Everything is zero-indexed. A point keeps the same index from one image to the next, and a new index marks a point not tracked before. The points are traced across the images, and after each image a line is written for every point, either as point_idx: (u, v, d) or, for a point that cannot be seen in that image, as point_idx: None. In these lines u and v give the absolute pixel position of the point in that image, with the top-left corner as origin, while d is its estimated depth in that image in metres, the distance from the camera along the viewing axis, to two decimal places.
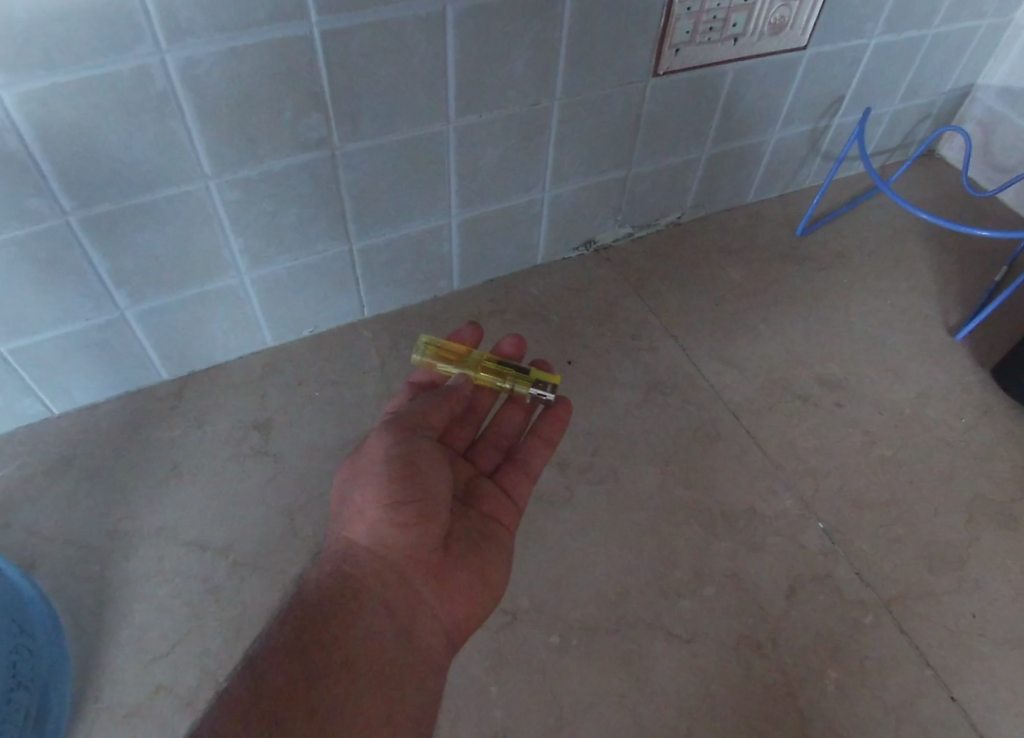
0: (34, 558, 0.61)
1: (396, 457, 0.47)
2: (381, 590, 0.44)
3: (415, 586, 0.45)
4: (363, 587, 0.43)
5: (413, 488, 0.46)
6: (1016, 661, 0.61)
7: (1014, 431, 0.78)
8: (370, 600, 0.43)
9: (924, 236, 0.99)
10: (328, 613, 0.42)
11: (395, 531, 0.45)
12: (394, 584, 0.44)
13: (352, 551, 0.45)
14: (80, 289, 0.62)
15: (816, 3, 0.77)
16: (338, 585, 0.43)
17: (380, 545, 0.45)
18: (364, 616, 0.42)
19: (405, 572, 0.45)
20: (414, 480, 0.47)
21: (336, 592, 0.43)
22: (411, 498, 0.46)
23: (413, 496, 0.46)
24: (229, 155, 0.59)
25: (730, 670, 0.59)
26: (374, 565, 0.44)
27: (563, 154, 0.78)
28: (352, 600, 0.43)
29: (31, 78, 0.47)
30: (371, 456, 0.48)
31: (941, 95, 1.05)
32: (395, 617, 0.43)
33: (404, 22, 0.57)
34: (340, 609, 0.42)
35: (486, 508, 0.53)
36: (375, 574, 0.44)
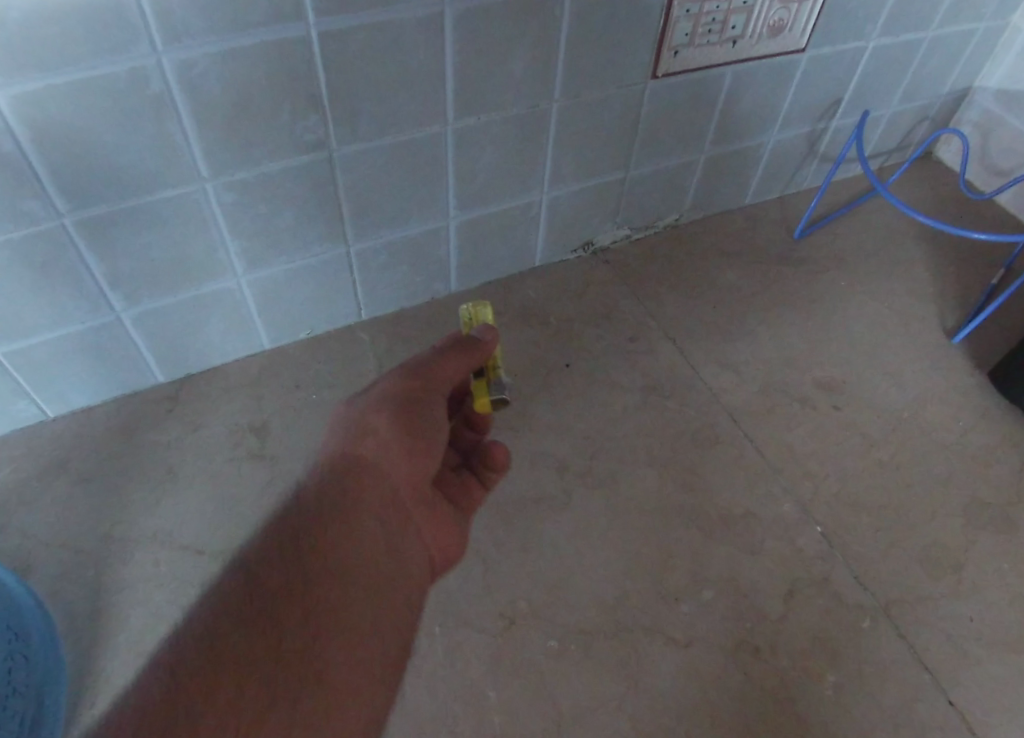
0: (28, 563, 0.61)
1: (418, 396, 0.45)
2: (383, 510, 0.39)
3: (410, 514, 0.41)
4: (364, 503, 0.38)
5: (428, 423, 0.44)
6: (1012, 664, 0.61)
7: (1011, 434, 0.78)
8: (372, 518, 0.38)
9: (922, 239, 0.99)
10: (326, 522, 0.36)
11: (403, 459, 0.42)
12: (395, 507, 0.40)
13: (356, 466, 0.40)
14: (75, 291, 0.61)
15: (815, 5, 0.77)
16: (338, 494, 0.38)
17: (386, 468, 0.41)
18: (365, 529, 0.37)
19: (405, 501, 0.41)
20: (431, 417, 0.44)
21: (332, 503, 0.38)
22: (423, 434, 0.43)
23: (426, 433, 0.43)
24: (226, 157, 0.58)
25: (729, 674, 0.59)
26: (378, 485, 0.40)
27: (562, 156, 0.78)
28: (353, 515, 0.38)
29: (25, 79, 0.47)
30: (387, 390, 0.45)
31: (939, 97, 1.05)
32: (393, 539, 0.39)
33: (402, 24, 0.56)
34: (339, 519, 0.37)
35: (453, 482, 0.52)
36: (376, 492, 0.39)
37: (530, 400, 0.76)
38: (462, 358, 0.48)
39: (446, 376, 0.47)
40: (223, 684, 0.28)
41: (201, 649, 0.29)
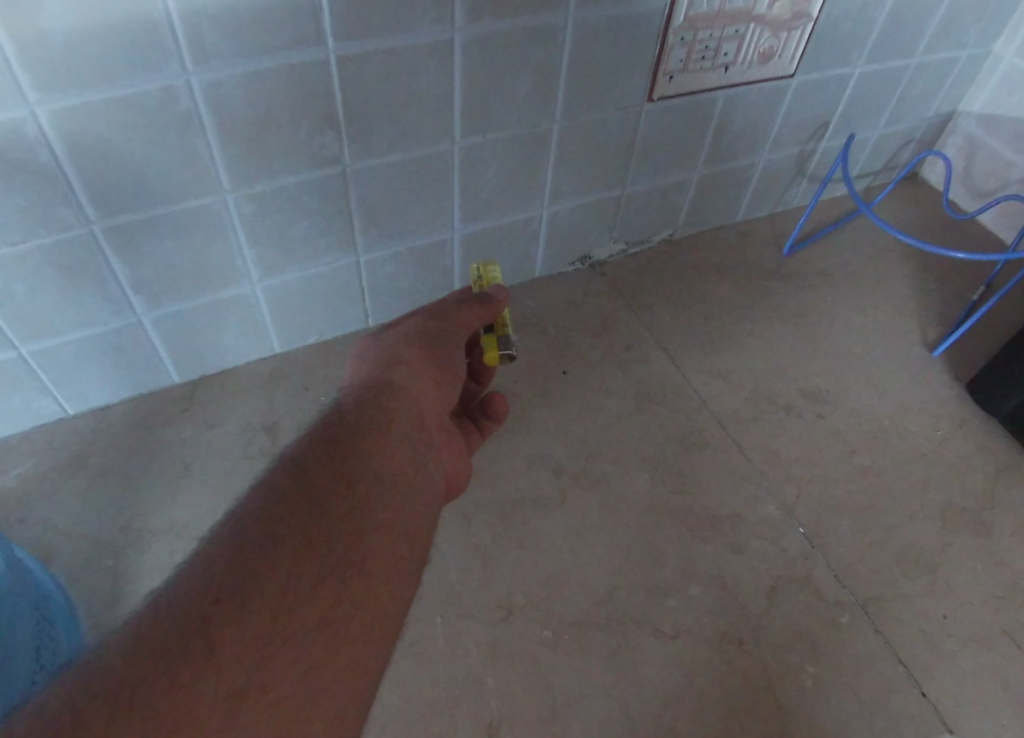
0: (49, 551, 0.64)
1: (441, 335, 0.48)
2: (410, 427, 0.42)
3: (433, 434, 0.44)
4: (393, 420, 0.41)
5: (451, 358, 0.47)
6: (982, 659, 0.65)
7: (986, 443, 0.82)
8: (401, 433, 0.40)
9: (906, 257, 1.03)
10: (360, 434, 0.39)
11: (427, 389, 0.45)
12: (421, 426, 0.43)
13: (385, 391, 0.43)
14: (100, 294, 0.65)
15: (803, 34, 0.82)
16: (375, 408, 0.41)
17: (410, 394, 0.44)
18: (396, 441, 0.40)
19: (428, 422, 0.44)
20: (453, 354, 0.48)
21: (363, 419, 0.40)
22: (443, 370, 0.46)
23: (445, 367, 0.46)
24: (246, 170, 0.62)
25: (714, 664, 0.62)
26: (405, 407, 0.42)
27: (562, 173, 0.82)
28: (383, 428, 0.40)
29: (64, 95, 0.50)
30: (412, 329, 0.48)
31: (923, 121, 1.10)
32: (419, 451, 0.41)
33: (415, 49, 0.61)
34: (371, 431, 0.39)
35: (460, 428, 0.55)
36: (407, 412, 0.42)
37: (528, 405, 0.79)
38: (477, 310, 0.50)
39: (464, 325, 0.50)
40: (277, 565, 0.31)
41: (254, 536, 0.32)
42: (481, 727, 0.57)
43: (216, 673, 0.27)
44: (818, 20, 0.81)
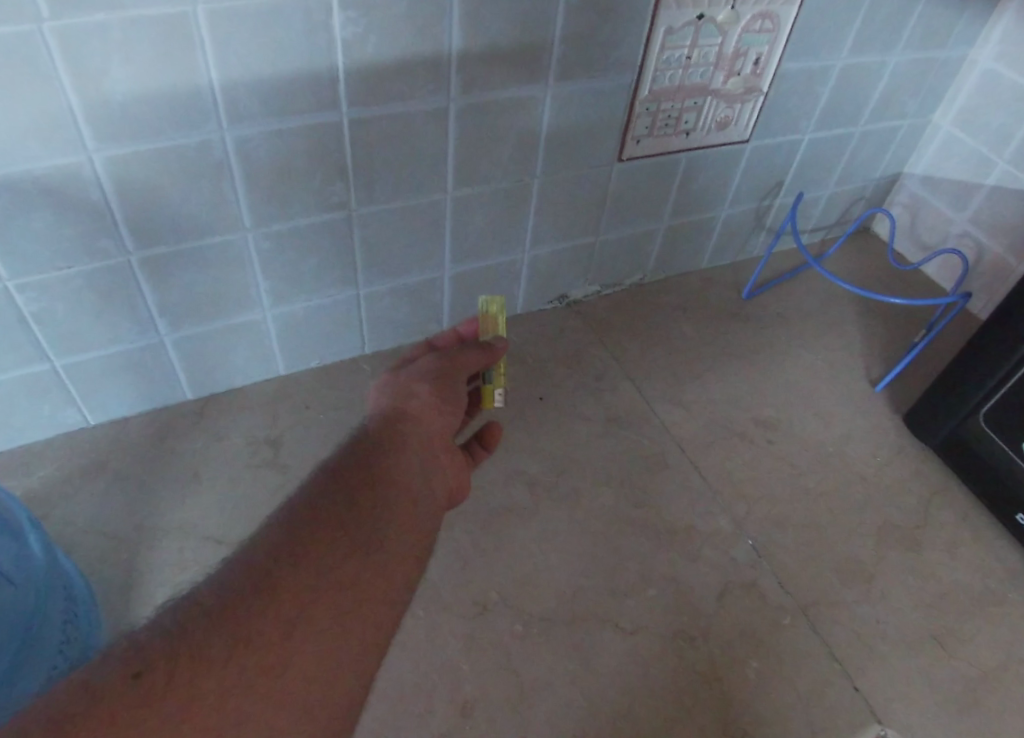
0: (70, 544, 0.71)
1: (448, 374, 0.52)
2: (422, 447, 0.47)
3: (440, 452, 0.48)
4: (407, 440, 0.46)
5: (455, 394, 0.51)
6: (909, 659, 0.72)
7: (920, 469, 0.91)
8: (412, 451, 0.46)
9: (854, 302, 1.14)
10: (380, 451, 0.44)
11: (436, 418, 0.49)
12: (431, 448, 0.47)
13: (400, 415, 0.48)
14: (130, 316, 0.73)
15: (754, 106, 0.94)
16: (392, 430, 0.46)
17: (423, 418, 0.48)
18: (408, 458, 0.45)
19: (437, 441, 0.48)
20: (457, 389, 0.52)
21: (381, 438, 0.45)
22: (451, 399, 0.51)
23: (453, 395, 0.51)
24: (266, 212, 0.72)
25: (667, 658, 0.69)
26: (418, 431, 0.47)
27: (542, 221, 0.92)
28: (398, 446, 0.45)
29: (118, 145, 0.60)
30: (426, 367, 0.53)
31: (870, 181, 1.22)
32: (427, 467, 0.46)
33: (416, 115, 0.71)
34: (389, 448, 0.45)
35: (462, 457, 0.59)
36: (419, 434, 0.47)
37: (507, 426, 0.88)
38: (478, 354, 0.55)
39: (470, 365, 0.54)
40: (310, 554, 0.37)
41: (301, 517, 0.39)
42: (455, 708, 0.64)
43: (266, 622, 0.34)
44: (768, 94, 0.93)
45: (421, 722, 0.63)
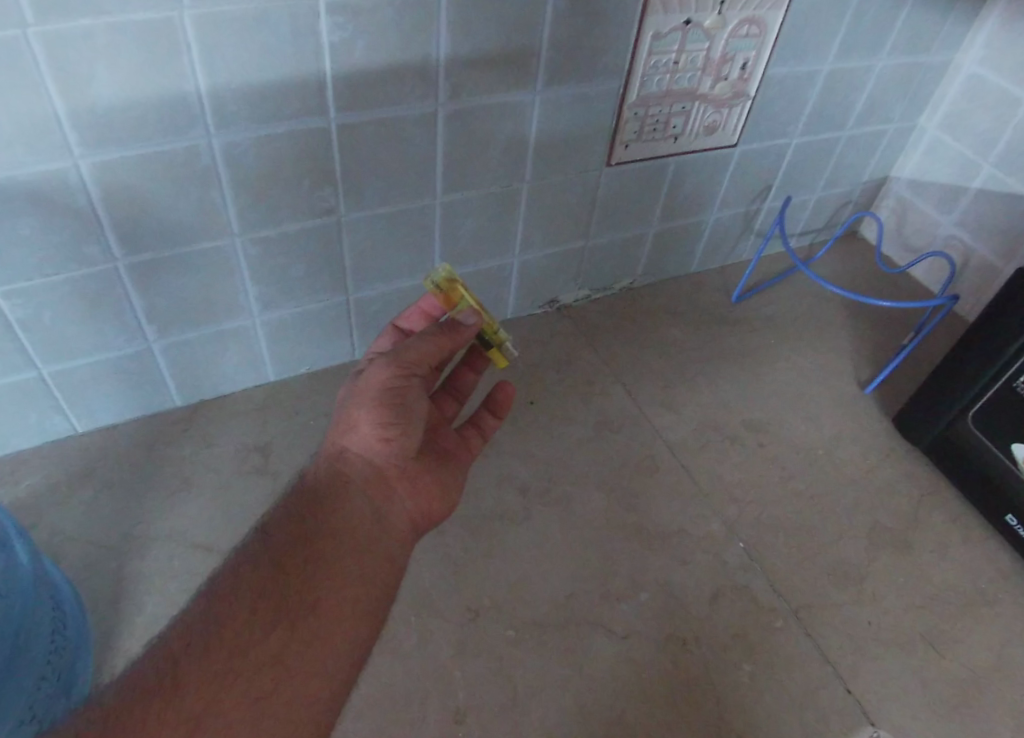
0: (57, 553, 0.70)
1: (393, 388, 0.49)
2: (364, 490, 0.46)
3: (386, 486, 0.48)
4: (347, 486, 0.46)
5: (405, 414, 0.49)
6: (901, 660, 0.72)
7: (910, 471, 0.91)
8: (354, 498, 0.46)
9: (843, 305, 1.15)
10: (319, 503, 0.44)
11: (379, 451, 0.48)
12: (375, 486, 0.47)
13: (341, 456, 0.47)
14: (118, 322, 0.73)
15: (742, 111, 0.94)
16: (329, 476, 0.46)
17: (367, 454, 0.48)
18: (350, 508, 0.45)
19: (385, 476, 0.48)
20: (406, 407, 0.49)
21: (322, 487, 0.45)
22: (402, 417, 0.49)
23: (402, 415, 0.48)
24: (254, 218, 0.72)
25: (660, 662, 0.69)
26: (361, 470, 0.47)
27: (532, 225, 0.92)
28: (340, 496, 0.45)
29: (104, 151, 0.59)
30: (371, 383, 0.49)
31: (858, 185, 1.23)
32: (374, 512, 0.46)
33: (405, 120, 0.71)
34: (328, 500, 0.45)
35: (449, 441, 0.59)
36: (361, 472, 0.47)
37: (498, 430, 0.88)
38: (433, 344, 0.51)
39: (423, 355, 0.51)
40: (228, 631, 0.37)
41: (223, 589, 0.39)
42: (447, 715, 0.63)
43: (176, 711, 0.33)
44: (755, 99, 0.94)
45: (413, 730, 0.62)
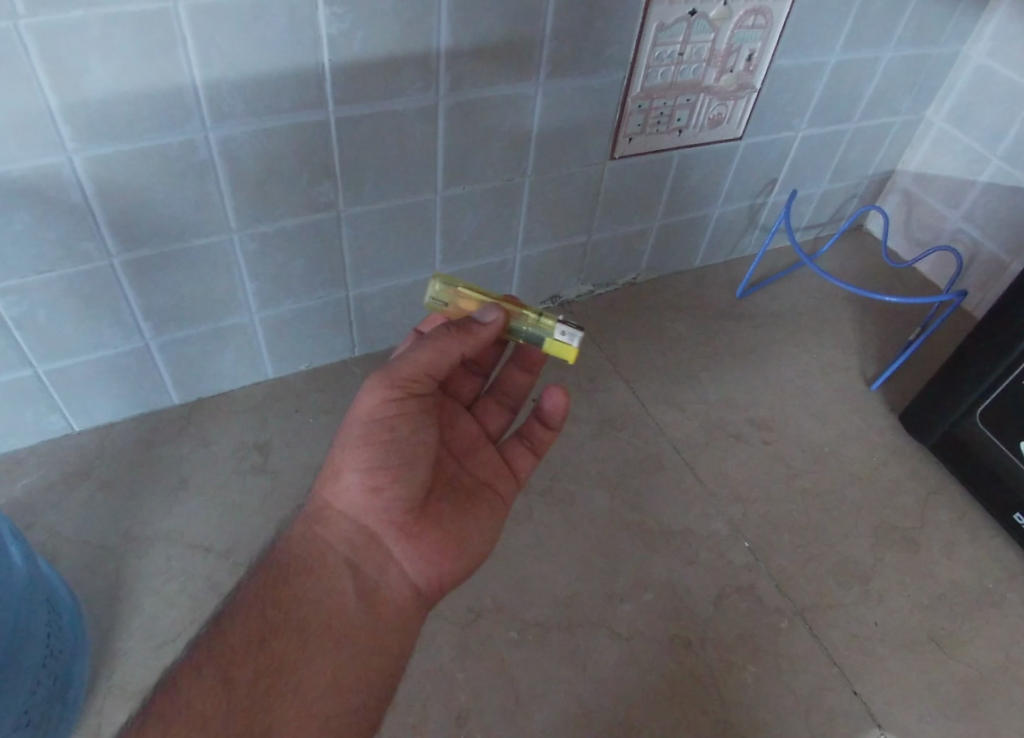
0: (54, 554, 0.70)
1: (377, 420, 0.47)
2: (347, 552, 0.48)
3: (372, 548, 0.49)
4: (330, 547, 0.48)
5: (392, 455, 0.47)
6: (908, 661, 0.72)
7: (916, 468, 0.90)
8: (335, 560, 0.47)
9: (848, 300, 1.13)
10: (301, 567, 0.47)
11: (366, 502, 0.48)
12: (355, 552, 0.48)
13: (328, 509, 0.49)
14: (114, 320, 0.72)
15: (747, 103, 0.93)
16: (305, 542, 0.48)
17: (354, 510, 0.48)
18: (330, 575, 0.47)
19: (375, 533, 0.49)
20: (392, 446, 0.47)
21: (305, 548, 0.48)
22: (387, 463, 0.47)
23: (393, 461, 0.48)
24: (252, 214, 0.70)
25: (664, 663, 0.68)
26: (347, 528, 0.48)
27: (533, 220, 0.91)
28: (321, 560, 0.47)
29: (97, 146, 0.58)
30: (365, 412, 0.48)
31: (864, 178, 1.21)
32: (361, 577, 0.48)
33: (405, 113, 0.70)
34: (309, 564, 0.47)
35: (481, 471, 0.57)
36: (341, 536, 0.48)
37: None
38: (429, 352, 0.47)
39: (422, 368, 0.47)
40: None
41: (167, 700, 0.38)
42: (450, 718, 0.63)
43: None
44: (760, 91, 0.92)
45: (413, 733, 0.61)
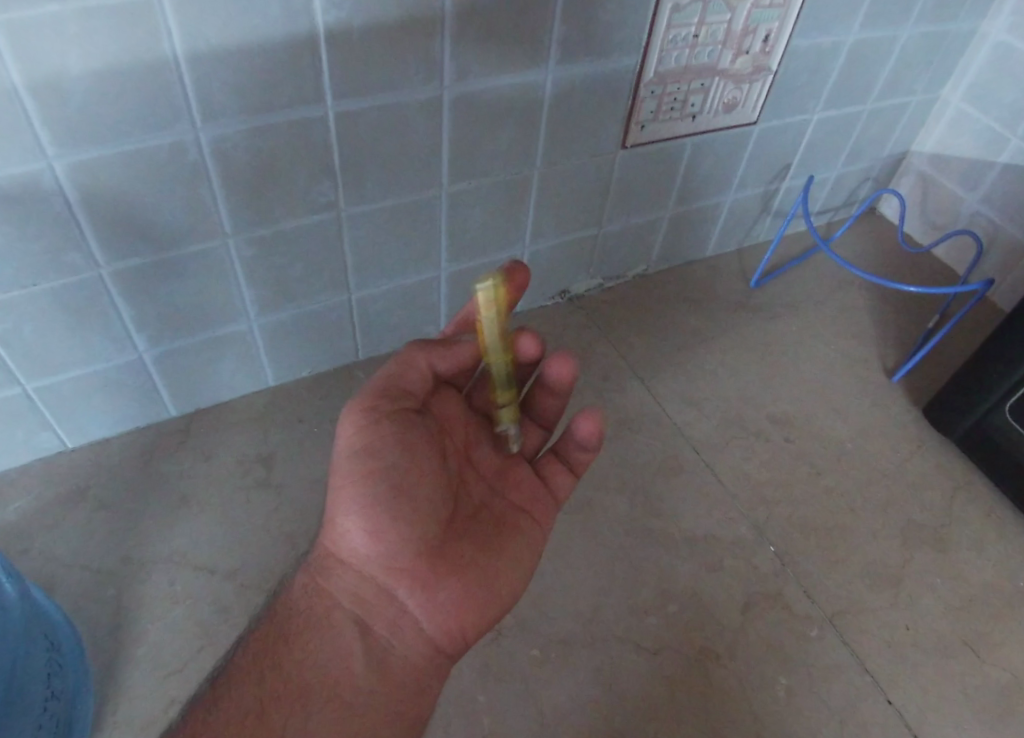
0: (52, 582, 0.66)
1: (374, 453, 0.45)
2: (353, 606, 0.45)
3: (381, 604, 0.46)
4: (335, 601, 0.45)
5: (393, 496, 0.44)
6: (943, 668, 0.69)
7: (943, 463, 0.87)
8: (342, 615, 0.45)
9: (865, 288, 1.10)
10: (304, 624, 0.44)
11: (371, 550, 0.45)
12: (359, 609, 0.45)
13: (331, 560, 0.46)
14: (105, 333, 0.68)
15: (763, 86, 0.88)
16: (309, 599, 0.46)
17: (356, 559, 0.45)
18: (337, 633, 0.45)
19: (385, 585, 0.46)
20: (393, 486, 0.44)
21: (308, 604, 0.45)
22: (388, 506, 0.44)
23: (387, 502, 0.44)
24: (248, 217, 0.66)
25: (691, 678, 0.66)
26: (352, 578, 0.46)
27: (542, 214, 0.87)
28: (326, 616, 0.45)
29: (79, 151, 0.54)
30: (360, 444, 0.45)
31: (879, 160, 1.17)
32: (368, 636, 0.45)
33: (407, 105, 0.66)
34: (313, 620, 0.45)
35: (517, 496, 0.54)
36: (345, 591, 0.46)
37: None
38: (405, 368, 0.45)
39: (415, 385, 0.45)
40: None
41: None
42: None
43: None
44: (777, 73, 0.88)
45: None
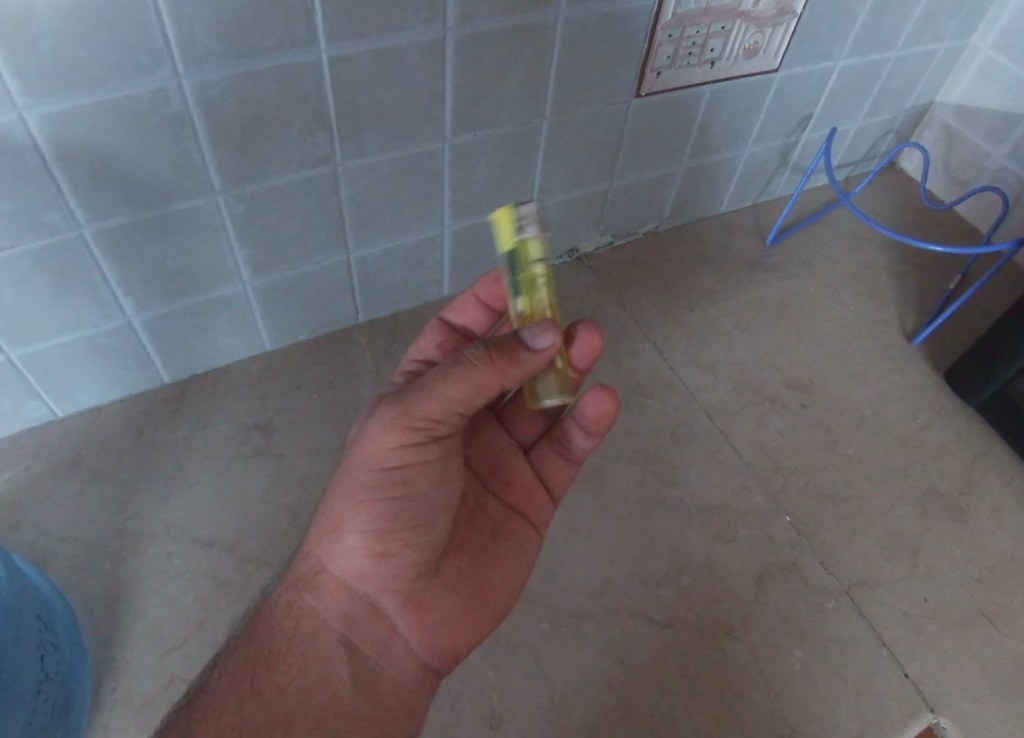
0: (44, 557, 0.64)
1: (386, 470, 0.42)
2: (343, 625, 0.45)
3: (377, 622, 0.45)
4: (323, 621, 0.44)
5: (401, 519, 0.43)
6: (961, 640, 0.68)
7: (964, 429, 0.85)
8: (329, 635, 0.44)
9: (885, 247, 1.05)
10: (286, 647, 0.44)
11: (371, 570, 0.44)
12: (350, 627, 0.45)
13: (323, 577, 0.45)
14: (91, 298, 0.64)
15: (787, 30, 0.82)
16: (292, 620, 0.44)
17: (353, 579, 0.44)
18: (323, 654, 0.44)
19: (380, 605, 0.45)
20: (402, 508, 0.43)
21: (293, 621, 0.44)
22: (392, 528, 0.43)
23: (405, 527, 0.43)
24: (238, 171, 0.62)
25: (705, 652, 0.65)
26: (344, 598, 0.45)
27: (550, 168, 0.82)
28: (311, 638, 0.44)
29: (52, 102, 0.49)
30: (375, 455, 0.42)
31: (902, 112, 1.11)
32: (355, 655, 0.44)
33: (407, 50, 0.60)
34: (298, 643, 0.44)
35: (510, 495, 0.54)
36: (335, 611, 0.45)
37: None
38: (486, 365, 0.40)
39: (447, 402, 0.41)
40: None
41: None
42: (483, 719, 0.59)
43: None
44: (802, 16, 0.82)
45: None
